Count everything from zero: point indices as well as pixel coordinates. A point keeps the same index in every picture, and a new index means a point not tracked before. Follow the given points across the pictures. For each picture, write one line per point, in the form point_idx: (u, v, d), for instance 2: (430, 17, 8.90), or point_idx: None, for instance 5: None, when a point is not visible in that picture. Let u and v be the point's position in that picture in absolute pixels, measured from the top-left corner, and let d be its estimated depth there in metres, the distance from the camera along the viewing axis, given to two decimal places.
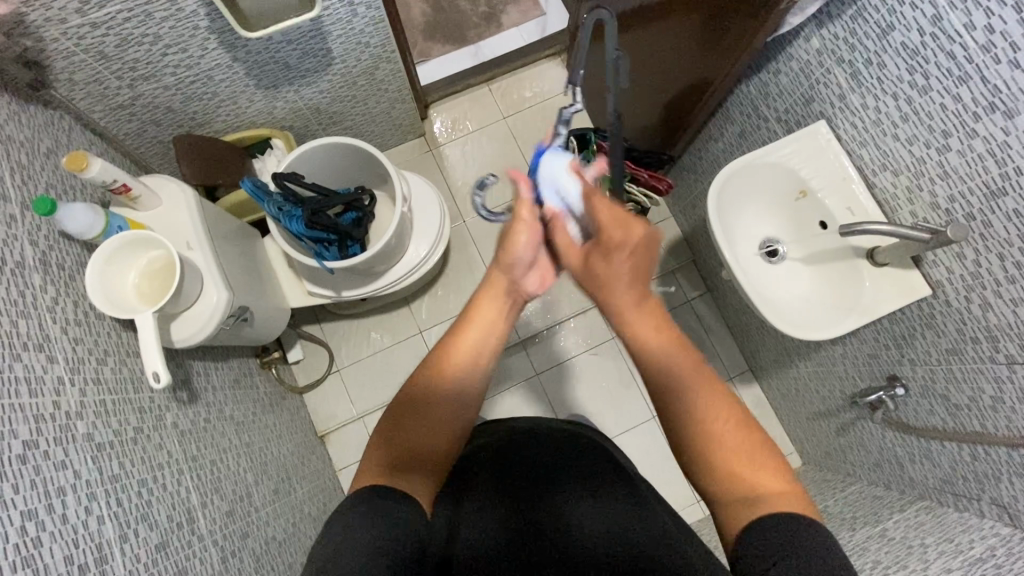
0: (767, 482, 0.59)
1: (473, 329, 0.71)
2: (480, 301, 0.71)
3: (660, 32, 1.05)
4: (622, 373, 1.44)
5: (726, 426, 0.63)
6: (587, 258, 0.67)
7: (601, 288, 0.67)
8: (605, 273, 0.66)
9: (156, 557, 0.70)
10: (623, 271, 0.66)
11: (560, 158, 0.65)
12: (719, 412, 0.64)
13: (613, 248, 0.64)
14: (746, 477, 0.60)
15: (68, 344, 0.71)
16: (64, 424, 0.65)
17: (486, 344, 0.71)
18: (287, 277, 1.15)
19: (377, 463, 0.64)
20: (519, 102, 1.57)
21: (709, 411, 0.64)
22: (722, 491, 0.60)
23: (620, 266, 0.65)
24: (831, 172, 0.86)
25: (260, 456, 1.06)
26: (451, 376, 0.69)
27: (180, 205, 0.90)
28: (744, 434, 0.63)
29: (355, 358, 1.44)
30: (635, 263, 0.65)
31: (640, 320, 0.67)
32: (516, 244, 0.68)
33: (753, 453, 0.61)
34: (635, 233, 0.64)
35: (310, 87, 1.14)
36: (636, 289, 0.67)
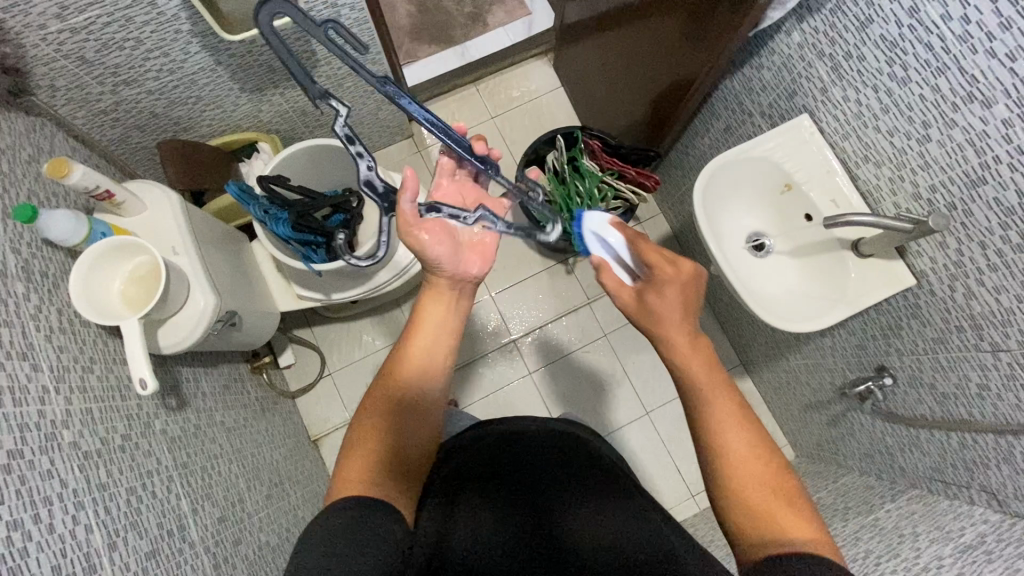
0: (794, 526, 0.60)
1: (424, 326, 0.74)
2: (425, 308, 0.75)
3: (644, 28, 1.06)
4: (615, 370, 1.45)
5: (760, 469, 0.64)
6: (640, 297, 0.70)
7: (655, 323, 0.69)
8: (658, 306, 0.68)
9: (147, 565, 0.70)
10: (676, 305, 0.68)
11: (602, 216, 0.76)
12: (753, 452, 0.65)
13: (666, 283, 0.67)
14: (778, 521, 0.60)
15: (53, 352, 0.71)
16: (50, 433, 0.65)
17: (444, 339, 0.75)
18: (276, 280, 1.15)
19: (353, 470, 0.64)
20: (507, 102, 1.58)
21: (744, 450, 0.65)
22: (747, 526, 0.61)
23: (674, 302, 0.68)
24: (816, 165, 0.86)
25: (252, 461, 1.05)
26: (409, 373, 0.72)
27: (165, 209, 0.89)
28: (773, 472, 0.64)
29: (348, 360, 1.44)
30: (685, 298, 0.68)
31: (693, 357, 0.69)
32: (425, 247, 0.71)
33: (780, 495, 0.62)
34: (685, 269, 0.68)
35: (296, 89, 1.14)
36: (689, 330, 0.69)
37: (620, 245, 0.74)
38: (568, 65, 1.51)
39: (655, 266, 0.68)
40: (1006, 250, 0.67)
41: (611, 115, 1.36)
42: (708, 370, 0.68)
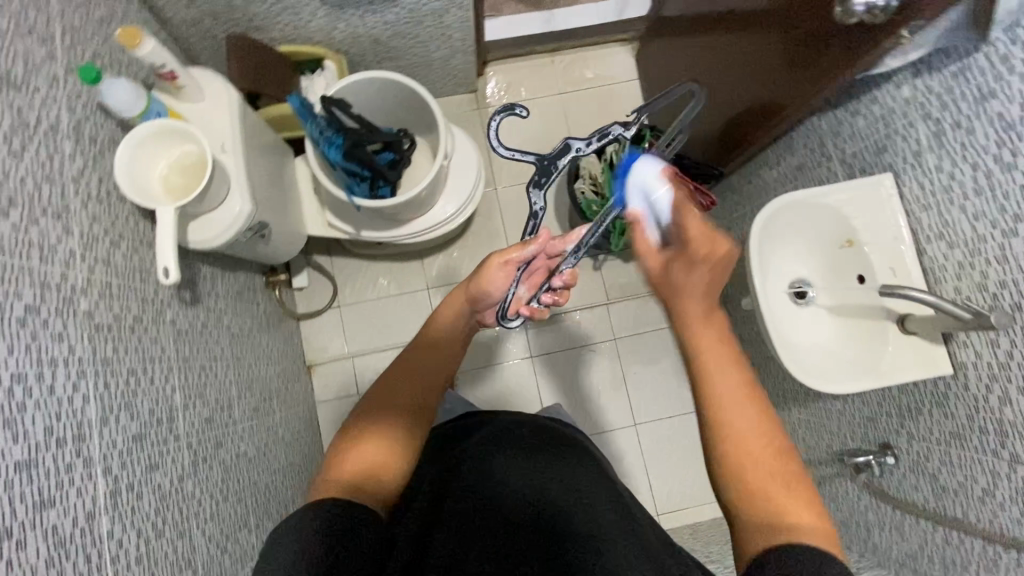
0: (805, 516, 0.59)
1: (439, 327, 0.84)
2: (444, 312, 0.86)
3: (744, 41, 1.01)
4: (615, 374, 1.44)
5: (772, 454, 0.63)
6: (668, 265, 0.65)
7: (674, 293, 0.67)
8: (683, 282, 0.65)
9: (132, 446, 0.71)
10: (700, 282, 0.65)
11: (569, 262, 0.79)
12: (761, 428, 0.65)
13: (697, 260, 0.64)
14: (779, 504, 0.61)
15: (86, 220, 0.70)
16: (69, 297, 0.65)
17: (454, 346, 0.84)
18: (310, 203, 1.13)
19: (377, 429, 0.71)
20: (578, 82, 1.53)
21: (752, 435, 0.64)
22: (750, 509, 0.62)
23: (699, 280, 0.65)
24: (885, 229, 0.83)
25: (248, 372, 1.06)
26: (428, 358, 0.80)
27: (223, 104, 0.88)
28: (777, 455, 0.64)
29: (358, 298, 1.44)
30: (709, 274, 0.65)
31: (706, 329, 0.67)
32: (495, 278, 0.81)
33: (783, 479, 0.62)
34: (719, 250, 0.63)
35: (376, 14, 1.10)
36: (707, 302, 0.67)
37: (665, 206, 0.63)
38: (651, 60, 1.45)
39: (692, 242, 0.63)
40: None
41: (683, 122, 1.32)
42: (717, 344, 0.67)
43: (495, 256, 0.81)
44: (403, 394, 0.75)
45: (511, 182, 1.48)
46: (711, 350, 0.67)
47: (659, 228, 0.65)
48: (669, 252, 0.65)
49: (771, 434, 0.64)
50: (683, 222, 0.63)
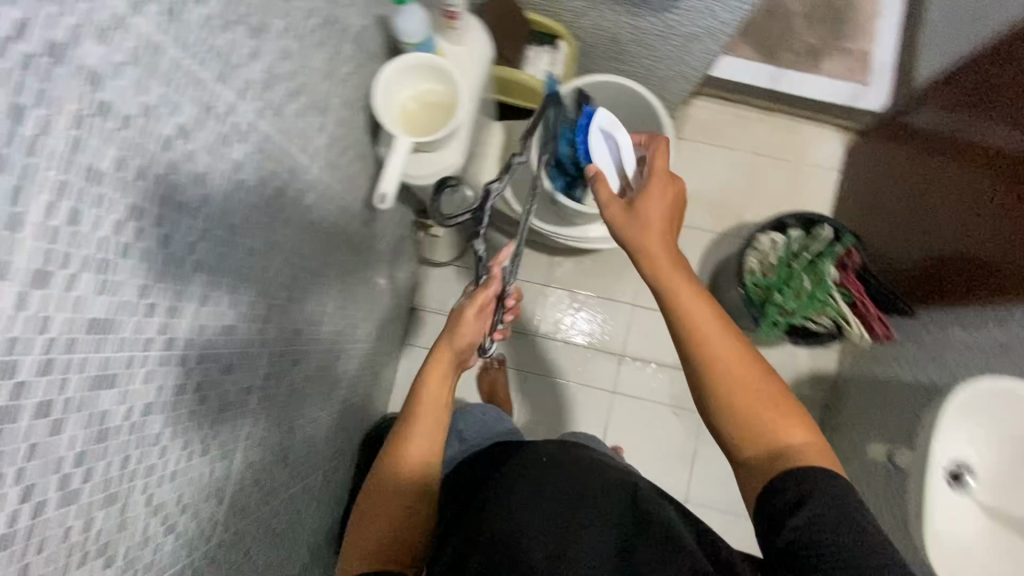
0: (797, 431, 0.63)
1: (422, 426, 0.78)
2: (422, 388, 0.80)
3: (1008, 194, 0.91)
4: (687, 445, 1.40)
5: (723, 344, 0.66)
6: (622, 210, 0.74)
7: (646, 258, 0.71)
8: (653, 215, 0.72)
9: (289, 339, 0.74)
10: (660, 211, 0.73)
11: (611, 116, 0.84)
12: (724, 341, 0.66)
13: (658, 194, 0.74)
14: (775, 428, 0.63)
15: (335, 123, 0.73)
16: (301, 191, 0.68)
17: (438, 431, 0.79)
18: (492, 170, 1.14)
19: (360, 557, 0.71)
20: (777, 148, 1.46)
21: (718, 345, 0.66)
22: (761, 459, 0.62)
23: (657, 209, 0.73)
24: None
25: (376, 298, 1.10)
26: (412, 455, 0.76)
27: (478, 53, 0.87)
28: (762, 372, 0.65)
29: (480, 266, 1.45)
30: (670, 211, 0.74)
31: (675, 275, 0.69)
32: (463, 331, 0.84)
33: (772, 399, 0.64)
34: (677, 183, 0.76)
35: (632, 15, 1.07)
36: (671, 249, 0.71)
37: (617, 149, 0.82)
38: (869, 159, 1.35)
39: (658, 173, 0.76)
40: None
41: (883, 238, 1.22)
42: (674, 271, 0.69)
43: (466, 303, 0.84)
44: (396, 492, 0.74)
45: None
46: (683, 284, 0.68)
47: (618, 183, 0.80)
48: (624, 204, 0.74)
49: (752, 364, 0.65)
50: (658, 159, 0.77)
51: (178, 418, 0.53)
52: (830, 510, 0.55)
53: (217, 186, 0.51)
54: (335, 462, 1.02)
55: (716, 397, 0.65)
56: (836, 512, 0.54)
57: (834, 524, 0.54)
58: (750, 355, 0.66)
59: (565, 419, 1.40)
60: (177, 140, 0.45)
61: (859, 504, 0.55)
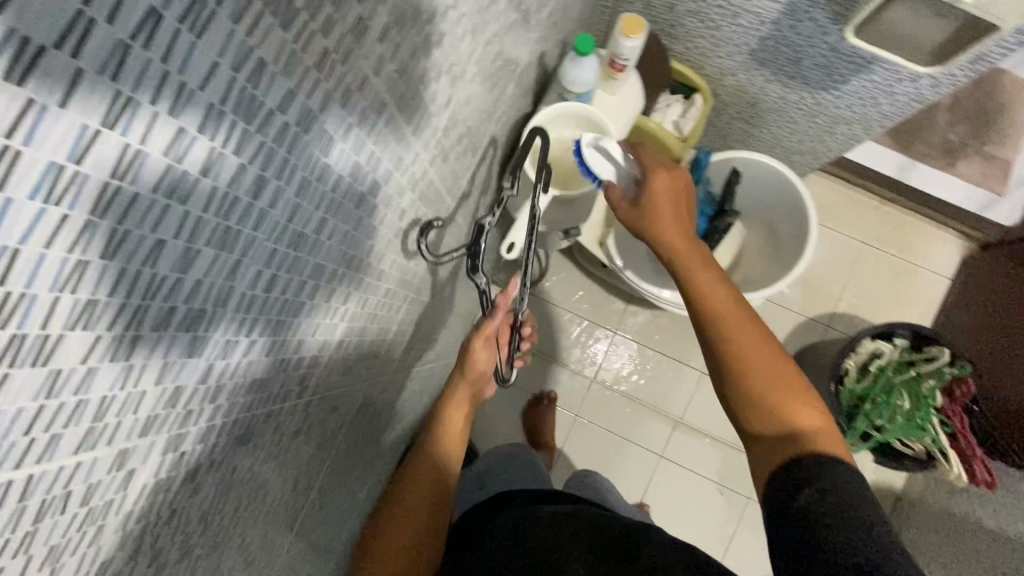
0: (808, 412, 0.58)
1: (454, 422, 0.82)
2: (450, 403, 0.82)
3: None
4: (728, 529, 1.33)
5: (766, 352, 0.61)
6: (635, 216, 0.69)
7: (680, 259, 0.67)
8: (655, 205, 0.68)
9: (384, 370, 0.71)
10: (665, 199, 0.68)
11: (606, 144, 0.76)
12: (753, 336, 0.61)
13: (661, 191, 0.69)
14: (795, 418, 0.58)
15: (480, 159, 0.69)
16: (438, 227, 0.64)
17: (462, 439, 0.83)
18: (598, 216, 1.10)
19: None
20: (887, 242, 1.37)
21: (749, 347, 0.61)
22: (772, 451, 0.57)
23: (667, 205, 0.68)
24: None
25: (453, 321, 1.06)
26: (422, 474, 0.74)
27: (627, 110, 0.81)
28: (796, 379, 0.60)
29: (551, 297, 1.41)
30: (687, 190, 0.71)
31: (693, 258, 0.66)
32: (478, 358, 0.79)
33: (796, 394, 0.59)
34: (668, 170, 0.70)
35: (783, 86, 1.01)
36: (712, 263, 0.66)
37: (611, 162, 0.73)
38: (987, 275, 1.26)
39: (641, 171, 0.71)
40: None
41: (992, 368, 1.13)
42: (702, 266, 0.66)
43: (472, 338, 0.76)
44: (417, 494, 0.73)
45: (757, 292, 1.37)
46: (715, 285, 0.64)
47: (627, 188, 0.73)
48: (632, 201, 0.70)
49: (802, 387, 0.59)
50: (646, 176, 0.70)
51: (288, 461, 0.50)
52: (842, 482, 0.51)
53: (381, 236, 0.48)
54: (384, 482, 1.00)
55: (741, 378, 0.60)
56: (852, 481, 0.51)
57: (827, 506, 0.49)
58: (763, 337, 0.61)
59: (600, 478, 1.35)
60: (368, 195, 0.41)
61: (847, 471, 0.52)
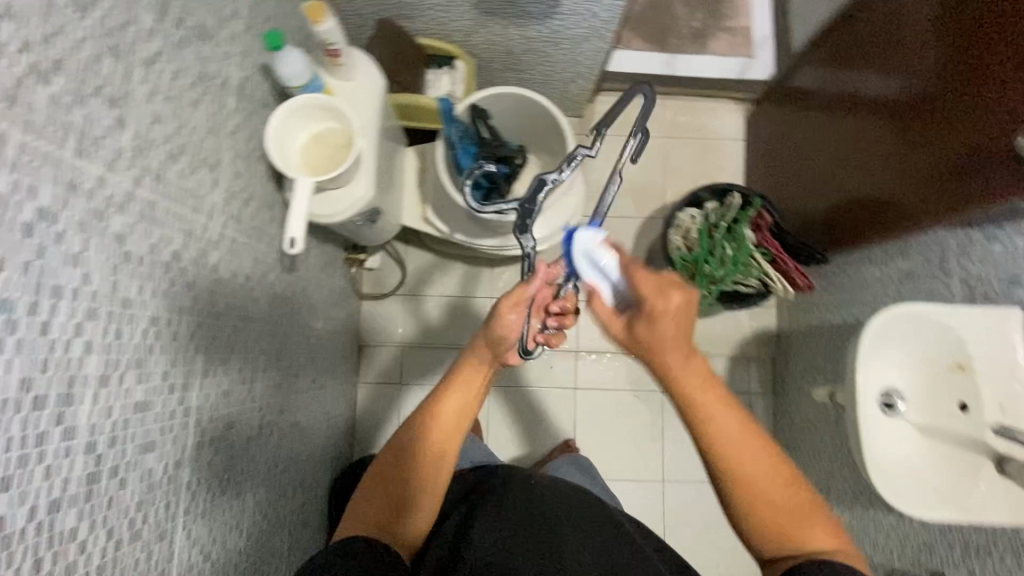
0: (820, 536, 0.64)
1: (451, 399, 0.72)
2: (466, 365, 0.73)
3: (887, 139, 0.99)
4: (654, 426, 1.43)
5: (759, 460, 0.65)
6: (630, 329, 0.67)
7: (646, 350, 0.67)
8: (646, 335, 0.65)
9: (219, 402, 0.72)
10: (666, 333, 0.64)
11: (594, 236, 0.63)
12: (755, 454, 0.65)
13: (655, 315, 0.63)
14: (792, 533, 0.64)
15: (231, 175, 0.72)
16: (203, 249, 0.67)
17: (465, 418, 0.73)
18: (411, 195, 1.14)
19: (368, 519, 0.70)
20: (683, 129, 1.53)
21: (730, 435, 0.65)
22: (764, 540, 0.65)
23: (664, 329, 0.64)
24: (1001, 363, 0.79)
25: (315, 343, 1.07)
26: (430, 438, 0.71)
27: (372, 88, 0.88)
28: (788, 487, 0.65)
29: (422, 290, 1.45)
30: (686, 307, 0.64)
31: (688, 374, 0.66)
32: (507, 320, 0.69)
33: (799, 513, 0.64)
34: (675, 297, 0.63)
35: (519, 27, 1.11)
36: (684, 354, 0.66)
37: (609, 269, 0.64)
38: (765, 124, 1.44)
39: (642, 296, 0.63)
40: None
41: (791, 197, 1.30)
42: (699, 388, 0.66)
43: (502, 298, 0.69)
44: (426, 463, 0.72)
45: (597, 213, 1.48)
46: (694, 364, 0.67)
47: (617, 290, 0.66)
48: (632, 314, 0.66)
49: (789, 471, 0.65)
50: (634, 283, 0.64)
51: (104, 508, 0.51)
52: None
53: (101, 262, 0.50)
54: (301, 517, 0.99)
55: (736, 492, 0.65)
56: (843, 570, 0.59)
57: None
58: (760, 447, 0.66)
59: (525, 439, 1.40)
60: (43, 224, 0.43)
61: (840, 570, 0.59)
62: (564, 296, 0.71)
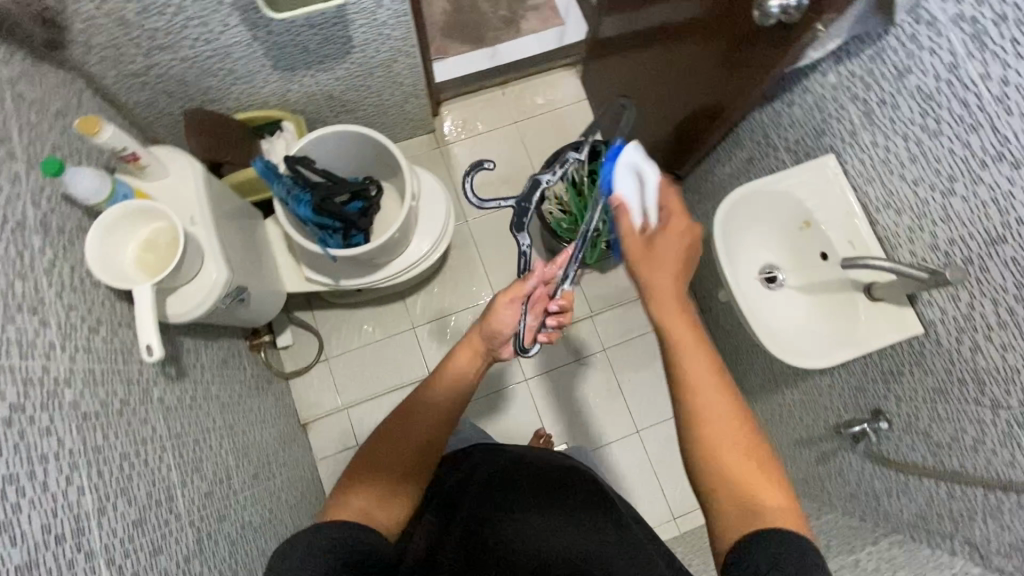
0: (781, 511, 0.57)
1: (443, 385, 0.73)
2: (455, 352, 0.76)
3: (681, 51, 1.06)
4: (610, 385, 1.45)
5: (730, 424, 0.62)
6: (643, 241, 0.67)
7: (647, 268, 0.66)
8: (660, 252, 0.67)
9: (132, 533, 0.69)
10: (670, 255, 0.67)
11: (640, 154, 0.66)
12: (735, 425, 0.62)
13: (676, 231, 0.68)
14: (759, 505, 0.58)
15: (62, 309, 0.70)
16: (52, 390, 0.64)
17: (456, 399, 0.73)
18: (287, 262, 1.15)
19: (356, 502, 0.63)
20: (531, 109, 1.59)
21: (716, 410, 0.62)
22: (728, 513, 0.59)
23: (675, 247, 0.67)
24: (837, 206, 0.86)
25: (242, 439, 1.04)
26: (422, 422, 0.70)
27: (187, 178, 0.89)
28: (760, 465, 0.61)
29: (345, 348, 1.43)
30: (686, 253, 0.68)
31: (689, 332, 0.65)
32: (501, 313, 0.75)
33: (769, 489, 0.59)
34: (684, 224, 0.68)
35: (326, 72, 1.14)
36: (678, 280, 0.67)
37: (650, 191, 0.67)
38: (596, 78, 1.52)
39: (672, 213, 0.68)
40: (1018, 310, 0.68)
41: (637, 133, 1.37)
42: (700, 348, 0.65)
43: (498, 294, 0.75)
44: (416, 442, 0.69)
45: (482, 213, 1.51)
46: (686, 331, 0.65)
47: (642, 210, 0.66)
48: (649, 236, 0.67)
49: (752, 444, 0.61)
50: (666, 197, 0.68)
51: None
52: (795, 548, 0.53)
53: None
54: None
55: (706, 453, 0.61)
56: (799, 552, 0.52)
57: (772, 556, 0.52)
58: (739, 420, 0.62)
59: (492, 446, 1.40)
60: None
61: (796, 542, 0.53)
62: (558, 292, 0.74)
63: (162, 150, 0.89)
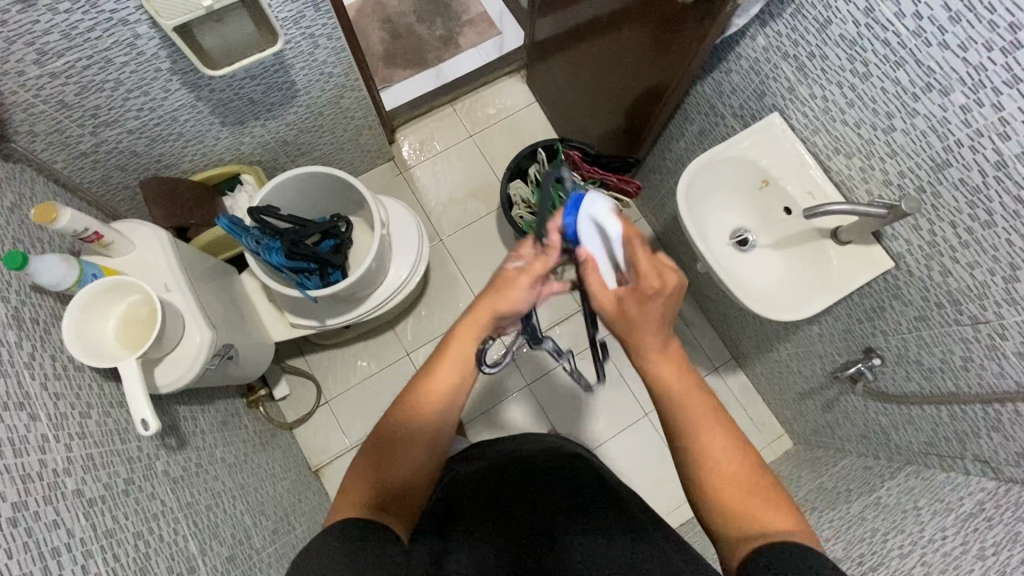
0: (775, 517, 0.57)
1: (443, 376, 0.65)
2: (456, 339, 0.65)
3: (616, 40, 1.09)
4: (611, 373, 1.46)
5: (724, 445, 0.61)
6: (620, 302, 0.59)
7: (629, 331, 0.60)
8: (637, 314, 0.58)
9: None
10: (654, 316, 0.58)
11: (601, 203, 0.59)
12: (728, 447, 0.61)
13: (647, 295, 0.57)
14: (756, 514, 0.57)
15: (50, 400, 0.69)
16: (53, 482, 0.63)
17: (465, 381, 0.66)
18: (269, 311, 1.15)
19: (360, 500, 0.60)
20: (484, 119, 1.61)
21: (714, 439, 0.61)
22: (729, 523, 0.58)
23: (654, 314, 0.58)
24: (790, 161, 0.89)
25: (256, 497, 1.03)
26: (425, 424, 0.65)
27: (155, 246, 0.89)
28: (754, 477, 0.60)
29: (343, 387, 1.42)
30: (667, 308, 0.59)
31: (664, 361, 0.61)
32: (512, 298, 0.64)
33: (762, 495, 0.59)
34: (669, 282, 0.57)
35: (275, 119, 1.14)
36: (663, 334, 0.61)
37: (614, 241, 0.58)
38: (540, 80, 1.55)
39: (642, 277, 0.57)
40: (976, 228, 0.71)
41: (589, 125, 1.39)
42: (681, 378, 0.62)
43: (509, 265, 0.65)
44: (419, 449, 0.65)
45: (454, 229, 1.52)
46: (666, 372, 0.62)
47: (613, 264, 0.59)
48: (624, 290, 0.58)
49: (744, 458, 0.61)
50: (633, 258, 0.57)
51: None
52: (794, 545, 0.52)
53: None
54: None
55: (715, 497, 0.60)
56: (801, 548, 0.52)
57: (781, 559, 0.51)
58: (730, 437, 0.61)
59: None
60: None
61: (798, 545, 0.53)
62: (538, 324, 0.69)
63: (124, 224, 0.90)
